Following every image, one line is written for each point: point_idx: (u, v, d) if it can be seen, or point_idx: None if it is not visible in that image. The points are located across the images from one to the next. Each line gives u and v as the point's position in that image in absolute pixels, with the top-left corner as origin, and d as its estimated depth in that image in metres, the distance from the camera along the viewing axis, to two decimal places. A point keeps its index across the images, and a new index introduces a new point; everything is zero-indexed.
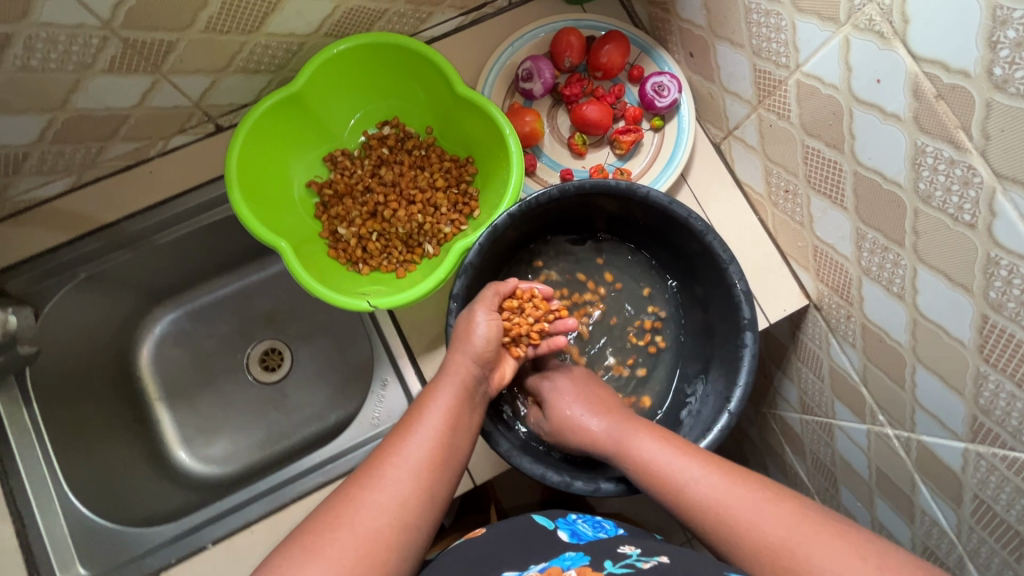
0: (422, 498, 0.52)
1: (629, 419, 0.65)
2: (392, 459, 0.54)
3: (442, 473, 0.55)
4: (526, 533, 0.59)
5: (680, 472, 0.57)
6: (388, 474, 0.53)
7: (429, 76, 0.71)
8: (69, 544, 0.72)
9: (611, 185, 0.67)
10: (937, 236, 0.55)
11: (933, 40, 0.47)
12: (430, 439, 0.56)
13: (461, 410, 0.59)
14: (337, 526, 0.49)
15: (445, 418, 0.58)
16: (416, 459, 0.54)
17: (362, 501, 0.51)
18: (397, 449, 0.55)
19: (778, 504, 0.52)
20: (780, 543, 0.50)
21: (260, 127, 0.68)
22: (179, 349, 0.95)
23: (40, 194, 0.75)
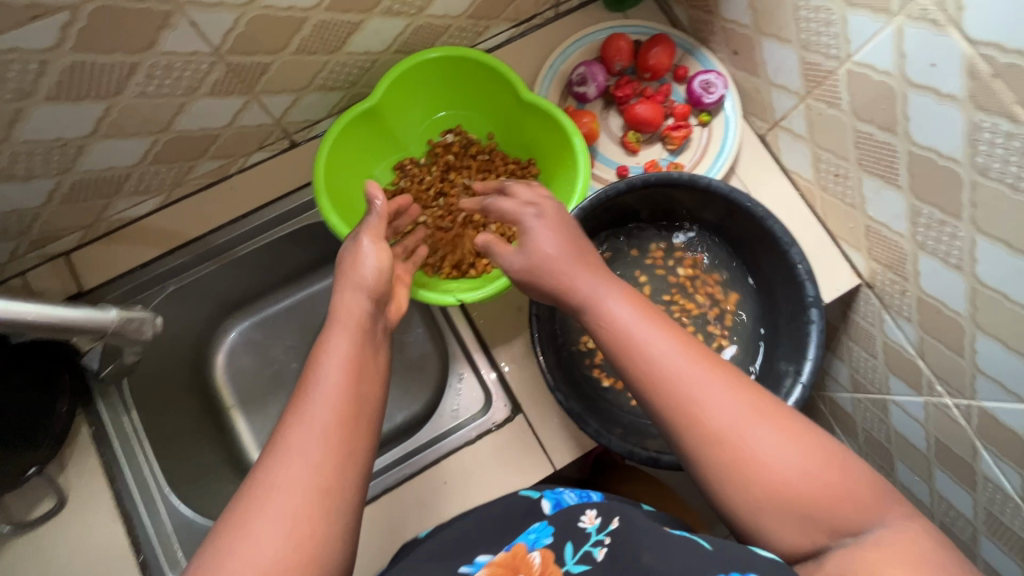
0: (343, 456, 0.45)
1: (607, 276, 0.57)
2: (297, 419, 0.46)
3: (358, 427, 0.47)
4: (510, 510, 0.57)
5: (691, 369, 0.49)
6: (295, 440, 0.44)
7: (494, 85, 0.76)
8: (172, 543, 0.75)
9: (675, 177, 0.71)
10: (996, 206, 0.58)
11: (989, 22, 0.51)
12: (335, 391, 0.48)
13: (364, 351, 0.52)
14: (253, 512, 0.41)
15: (348, 363, 0.50)
16: (321, 428, 0.45)
17: (272, 478, 0.42)
18: (303, 406, 0.47)
19: (778, 432, 0.46)
20: (734, 434, 0.46)
21: (342, 140, 0.72)
22: (250, 357, 0.99)
23: (133, 213, 0.80)
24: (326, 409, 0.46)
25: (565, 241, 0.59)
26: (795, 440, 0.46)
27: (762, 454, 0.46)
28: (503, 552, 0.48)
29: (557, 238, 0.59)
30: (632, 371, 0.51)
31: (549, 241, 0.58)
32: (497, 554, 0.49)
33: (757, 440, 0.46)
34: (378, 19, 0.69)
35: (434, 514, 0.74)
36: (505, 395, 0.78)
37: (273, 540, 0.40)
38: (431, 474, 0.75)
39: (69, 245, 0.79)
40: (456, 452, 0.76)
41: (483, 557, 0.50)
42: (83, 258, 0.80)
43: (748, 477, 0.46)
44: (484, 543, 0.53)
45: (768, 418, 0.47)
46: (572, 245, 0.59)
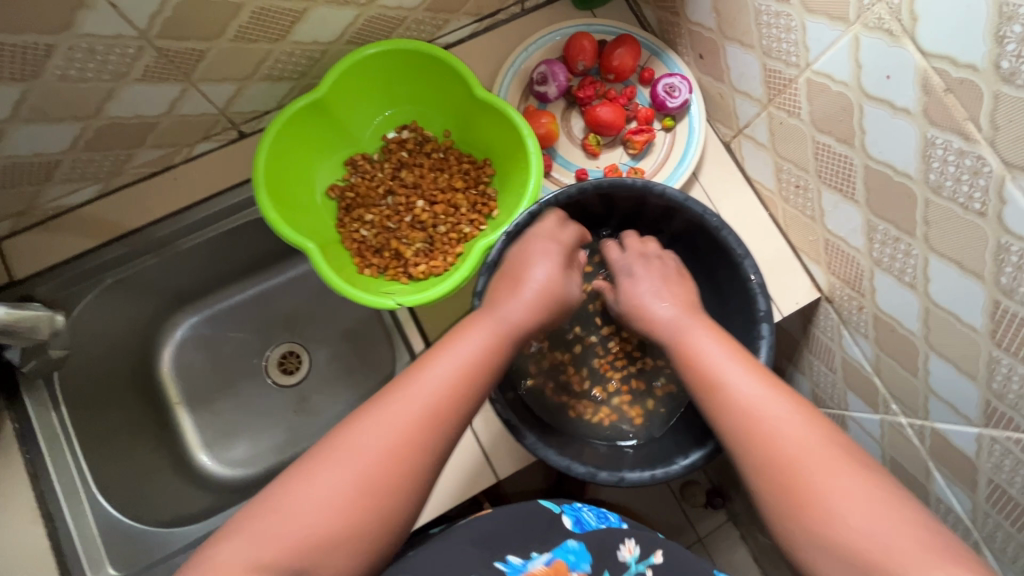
0: (395, 490, 0.48)
1: (697, 316, 0.64)
2: (396, 396, 0.51)
3: (446, 424, 0.51)
4: (532, 520, 0.63)
5: (740, 388, 0.56)
6: (387, 414, 0.50)
7: (448, 81, 0.73)
8: (99, 546, 0.73)
9: (628, 182, 0.69)
10: (947, 225, 0.57)
11: (942, 35, 0.49)
12: (444, 382, 0.52)
13: (482, 357, 0.56)
14: (326, 466, 0.48)
15: (472, 359, 0.55)
16: (410, 411, 0.50)
17: (353, 442, 0.49)
18: (404, 387, 0.52)
19: (852, 475, 0.49)
20: (812, 475, 0.50)
21: (286, 132, 0.69)
22: (199, 354, 0.96)
23: (69, 201, 0.76)
24: (422, 396, 0.51)
25: (676, 299, 0.67)
26: (878, 494, 0.48)
27: (841, 494, 0.49)
28: (542, 564, 0.59)
29: (671, 290, 0.67)
30: (713, 409, 0.57)
31: (648, 282, 0.69)
32: (538, 561, 0.59)
33: (840, 492, 0.49)
34: (324, 8, 0.66)
35: None
36: None
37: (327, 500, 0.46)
38: None
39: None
40: None
41: (517, 558, 0.59)
42: (14, 247, 0.76)
43: (818, 516, 0.49)
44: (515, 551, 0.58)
45: (860, 468, 0.50)
46: (677, 296, 0.67)
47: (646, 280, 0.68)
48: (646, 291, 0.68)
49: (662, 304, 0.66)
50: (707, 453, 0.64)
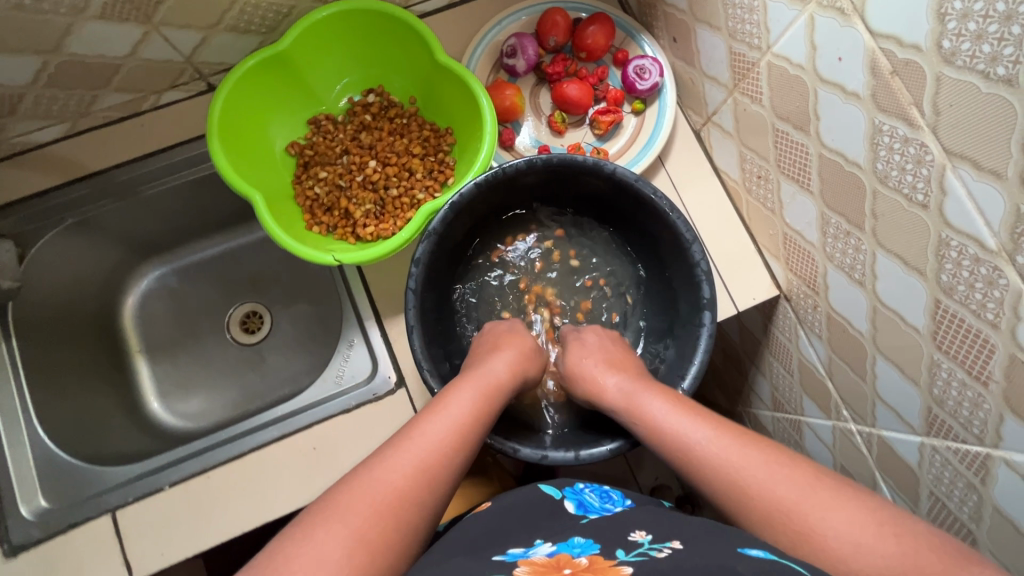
0: (385, 545, 0.45)
1: (642, 380, 0.64)
2: (420, 434, 0.53)
3: (465, 461, 0.54)
4: (533, 507, 0.57)
5: (696, 436, 0.56)
6: (415, 449, 0.52)
7: (413, 45, 0.73)
8: (32, 477, 0.74)
9: (579, 160, 0.67)
10: (893, 218, 0.54)
11: (888, 14, 0.47)
12: (462, 421, 0.56)
13: (488, 402, 0.60)
14: (359, 497, 0.47)
15: (478, 405, 0.58)
16: (439, 446, 0.53)
17: (388, 473, 0.49)
18: (425, 428, 0.54)
19: (836, 499, 0.48)
20: (792, 504, 0.48)
21: (245, 83, 0.70)
22: (163, 305, 0.97)
23: (36, 138, 0.78)
24: (428, 434, 0.53)
25: (614, 364, 0.67)
26: (861, 511, 0.46)
27: (829, 517, 0.46)
28: (544, 555, 0.47)
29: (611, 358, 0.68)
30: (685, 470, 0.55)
31: (592, 348, 0.69)
32: (540, 551, 0.48)
33: (826, 511, 0.47)
34: None
35: (299, 479, 0.71)
36: (392, 366, 0.75)
37: (364, 530, 0.44)
38: (300, 439, 0.73)
39: None
40: (328, 419, 0.73)
41: (517, 548, 0.49)
42: None
43: (815, 550, 0.46)
44: (517, 535, 0.52)
45: (834, 492, 0.48)
46: (616, 362, 0.67)
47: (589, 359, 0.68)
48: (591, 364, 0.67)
49: (610, 375, 0.66)
50: (633, 438, 0.64)
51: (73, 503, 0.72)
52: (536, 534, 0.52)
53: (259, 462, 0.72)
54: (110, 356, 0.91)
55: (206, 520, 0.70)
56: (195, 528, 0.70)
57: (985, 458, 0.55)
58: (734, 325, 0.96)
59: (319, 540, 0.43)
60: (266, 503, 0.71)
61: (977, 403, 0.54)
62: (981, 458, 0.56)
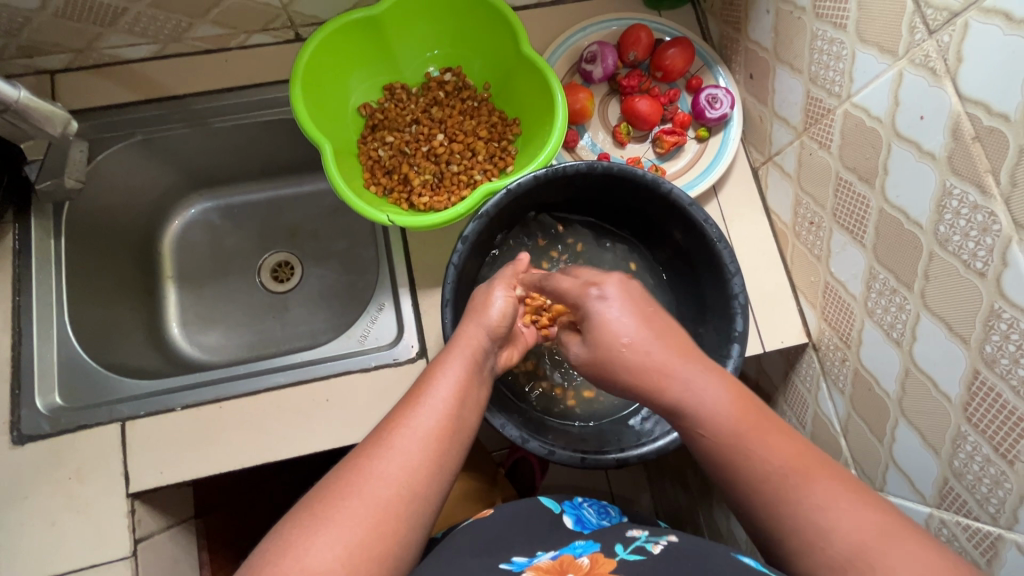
0: (389, 544, 0.44)
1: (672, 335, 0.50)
2: (401, 423, 0.51)
3: (454, 443, 0.52)
4: (533, 519, 0.58)
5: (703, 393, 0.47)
6: (393, 445, 0.49)
7: (501, 32, 0.75)
8: (52, 374, 0.75)
9: (639, 173, 0.68)
10: (946, 282, 0.55)
11: (981, 81, 0.48)
12: (445, 406, 0.53)
13: (473, 382, 0.57)
14: (349, 500, 0.45)
15: (459, 387, 0.55)
16: (421, 438, 0.50)
17: (371, 468, 0.47)
18: (406, 418, 0.51)
19: (854, 498, 0.42)
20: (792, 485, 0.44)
21: (334, 38, 0.72)
22: (203, 237, 0.99)
23: (128, 54, 0.81)
24: (426, 423, 0.51)
25: (636, 313, 0.52)
26: None
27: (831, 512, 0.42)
28: (547, 559, 0.49)
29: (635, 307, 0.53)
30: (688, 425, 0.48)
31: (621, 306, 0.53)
32: (545, 557, 0.49)
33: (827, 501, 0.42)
34: None
35: (307, 426, 0.72)
36: (416, 336, 0.76)
37: (348, 536, 0.43)
38: (315, 388, 0.74)
39: (57, 64, 0.80)
40: (346, 375, 0.74)
41: (523, 557, 0.50)
42: (66, 81, 0.81)
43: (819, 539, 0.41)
44: (519, 546, 0.53)
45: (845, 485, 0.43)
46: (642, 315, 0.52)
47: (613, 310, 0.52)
48: (616, 315, 0.52)
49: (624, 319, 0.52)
50: (642, 454, 0.64)
51: (86, 406, 0.74)
52: (536, 546, 0.52)
53: (271, 403, 0.73)
54: (144, 275, 0.93)
55: (210, 448, 0.71)
56: (199, 454, 0.71)
57: (996, 538, 0.55)
58: (753, 366, 0.96)
59: (313, 552, 0.41)
60: (269, 443, 0.72)
61: (999, 481, 0.53)
62: (991, 538, 0.55)
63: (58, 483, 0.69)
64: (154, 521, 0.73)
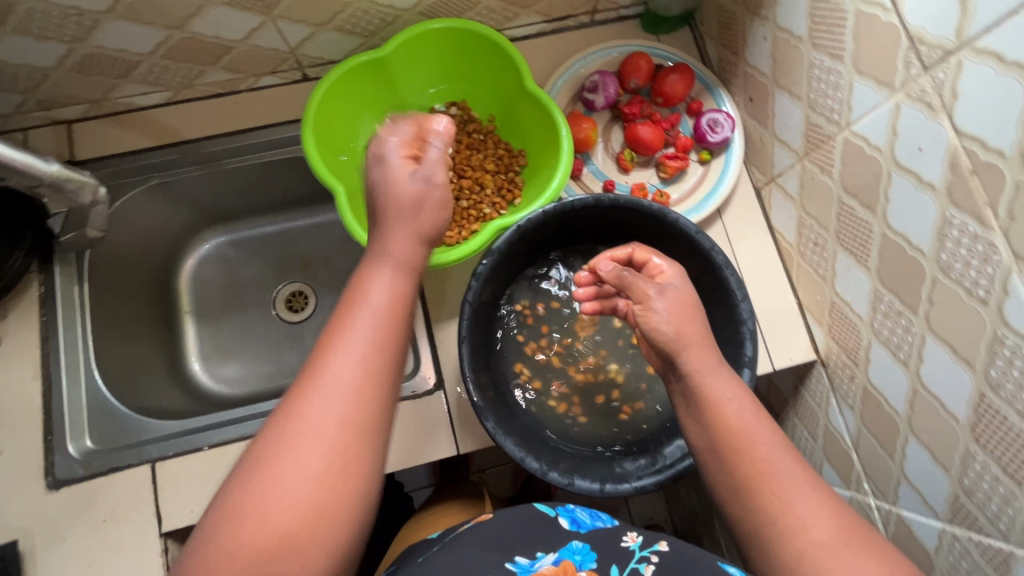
0: (340, 471, 0.43)
1: (705, 340, 0.57)
2: (324, 365, 0.46)
3: (388, 370, 0.48)
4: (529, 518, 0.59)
5: (715, 382, 0.55)
6: (325, 382, 0.45)
7: (505, 68, 0.77)
8: (83, 418, 0.77)
9: (644, 204, 0.70)
10: (949, 307, 0.56)
11: (977, 118, 0.49)
12: (368, 340, 0.48)
13: (395, 323, 0.50)
14: (285, 446, 0.43)
15: (381, 323, 0.49)
16: (352, 376, 0.46)
17: (304, 410, 0.44)
18: (329, 360, 0.46)
19: (829, 513, 0.48)
20: (783, 493, 0.49)
21: (342, 82, 0.74)
22: (219, 272, 1.01)
23: (141, 102, 0.84)
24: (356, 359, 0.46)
25: (676, 309, 0.59)
26: None
27: (807, 521, 0.48)
28: (549, 564, 0.53)
29: (678, 299, 0.59)
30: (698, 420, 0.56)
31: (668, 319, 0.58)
32: (547, 561, 0.53)
33: (805, 508, 0.48)
34: None
35: None
36: (433, 367, 0.78)
37: (296, 486, 0.42)
38: None
39: (73, 114, 0.82)
40: None
41: (524, 558, 0.53)
42: (83, 130, 0.84)
43: (792, 541, 0.48)
44: (517, 544, 0.55)
45: (820, 496, 0.49)
46: (682, 309, 0.59)
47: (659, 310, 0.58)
48: (662, 317, 0.58)
49: (661, 310, 0.58)
50: (659, 481, 0.66)
51: (116, 448, 0.76)
52: (536, 546, 0.55)
53: None
54: (163, 313, 0.95)
55: None
56: None
57: (1008, 554, 0.56)
58: (762, 379, 0.97)
59: (260, 499, 0.41)
60: None
61: (1008, 500, 0.55)
62: (1003, 554, 0.57)
63: (93, 525, 0.71)
64: None
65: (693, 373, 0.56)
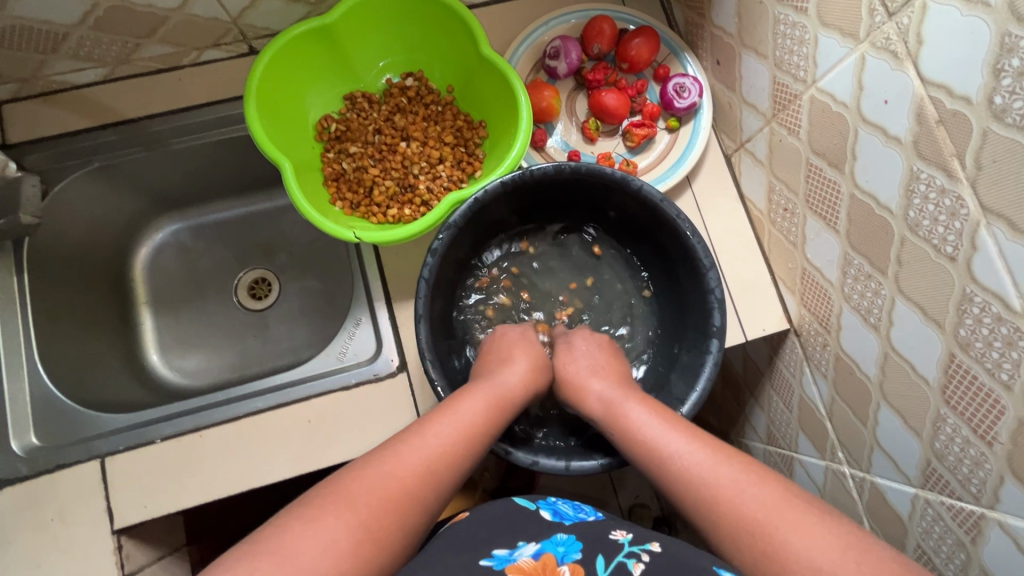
0: (383, 538, 0.45)
1: (628, 388, 0.65)
2: (411, 437, 0.54)
3: (460, 463, 0.54)
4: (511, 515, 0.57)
5: (669, 440, 0.56)
6: (405, 452, 0.52)
7: (460, 34, 0.73)
8: (27, 414, 0.74)
9: (606, 172, 0.67)
10: (918, 267, 0.54)
11: (941, 64, 0.47)
12: (470, 427, 0.57)
13: (481, 416, 0.59)
14: (354, 491, 0.47)
15: (484, 415, 0.59)
16: (424, 456, 0.52)
17: (381, 469, 0.49)
18: (419, 431, 0.54)
19: (821, 528, 0.46)
20: (756, 518, 0.48)
21: (287, 51, 0.70)
22: (175, 260, 0.97)
23: (76, 80, 0.79)
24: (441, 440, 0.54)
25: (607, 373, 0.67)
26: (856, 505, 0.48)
27: (798, 540, 0.45)
28: (529, 557, 0.48)
29: (613, 368, 0.68)
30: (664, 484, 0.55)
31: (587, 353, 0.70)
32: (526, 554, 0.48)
33: (789, 528, 0.46)
34: None
35: (289, 450, 0.71)
36: (396, 349, 0.75)
37: (342, 527, 0.44)
38: (295, 410, 0.73)
39: (2, 94, 0.78)
40: (326, 395, 0.73)
41: (502, 551, 0.50)
42: (15, 111, 0.79)
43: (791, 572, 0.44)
44: (498, 540, 0.52)
45: (806, 517, 0.47)
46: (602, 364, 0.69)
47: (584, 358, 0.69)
48: (600, 383, 0.66)
49: (598, 379, 0.67)
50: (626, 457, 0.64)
51: (64, 444, 0.73)
52: (518, 537, 0.52)
53: (252, 429, 0.72)
54: (116, 304, 0.91)
55: (193, 479, 0.70)
56: (182, 485, 0.70)
57: (979, 517, 0.55)
58: (739, 353, 0.96)
59: (307, 530, 0.42)
60: (252, 469, 0.71)
61: (979, 462, 0.53)
62: (975, 517, 0.56)
63: (40, 525, 0.68)
64: (143, 554, 0.72)
65: (636, 428, 0.59)
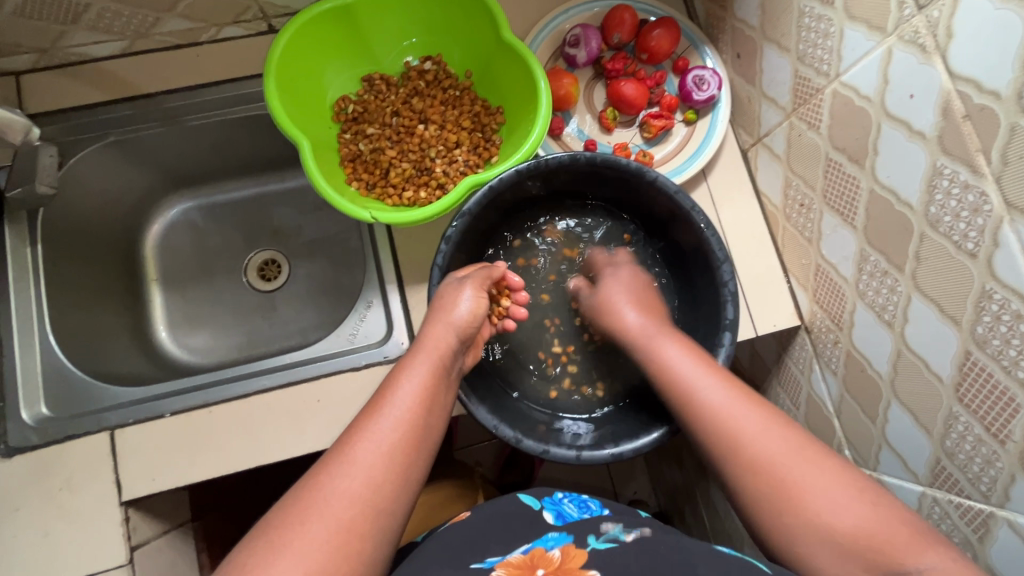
0: (355, 556, 0.44)
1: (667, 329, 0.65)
2: (360, 438, 0.51)
3: (417, 451, 0.52)
4: (512, 517, 0.58)
5: (708, 388, 0.57)
6: (358, 456, 0.49)
7: (481, 18, 0.73)
8: (37, 384, 0.74)
9: (622, 163, 0.67)
10: (936, 263, 0.54)
11: (971, 58, 0.46)
12: (405, 414, 0.53)
13: (436, 389, 0.57)
14: (308, 515, 0.45)
15: (421, 395, 0.55)
16: (378, 455, 0.50)
17: (333, 483, 0.47)
18: (367, 430, 0.51)
19: (851, 503, 0.47)
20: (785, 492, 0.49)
21: (308, 29, 0.70)
22: (186, 238, 0.97)
23: (95, 53, 0.79)
24: (392, 435, 0.51)
25: (643, 310, 0.68)
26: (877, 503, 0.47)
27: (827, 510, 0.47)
28: (519, 555, 0.49)
29: (643, 300, 0.69)
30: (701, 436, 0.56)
31: (623, 285, 0.70)
32: (517, 553, 0.49)
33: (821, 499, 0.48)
34: None
35: (297, 429, 0.72)
36: (406, 332, 0.75)
37: (304, 559, 0.42)
38: (304, 390, 0.73)
39: (21, 65, 0.78)
40: (335, 376, 0.73)
41: (495, 556, 0.50)
42: (31, 82, 0.79)
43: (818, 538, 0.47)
44: (494, 545, 0.53)
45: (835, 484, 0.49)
46: (646, 305, 0.68)
47: (618, 282, 0.70)
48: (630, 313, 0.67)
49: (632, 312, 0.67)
50: (637, 447, 0.64)
51: (74, 416, 0.73)
52: (512, 543, 0.53)
53: (261, 407, 0.72)
54: (127, 280, 0.91)
55: (201, 454, 0.71)
56: (190, 459, 0.70)
57: (988, 516, 0.55)
58: (747, 349, 0.96)
59: (269, 573, 0.41)
60: (260, 446, 0.71)
61: (990, 460, 0.53)
62: (983, 516, 0.56)
63: (48, 494, 0.68)
64: (149, 527, 0.72)
65: (675, 370, 0.60)
